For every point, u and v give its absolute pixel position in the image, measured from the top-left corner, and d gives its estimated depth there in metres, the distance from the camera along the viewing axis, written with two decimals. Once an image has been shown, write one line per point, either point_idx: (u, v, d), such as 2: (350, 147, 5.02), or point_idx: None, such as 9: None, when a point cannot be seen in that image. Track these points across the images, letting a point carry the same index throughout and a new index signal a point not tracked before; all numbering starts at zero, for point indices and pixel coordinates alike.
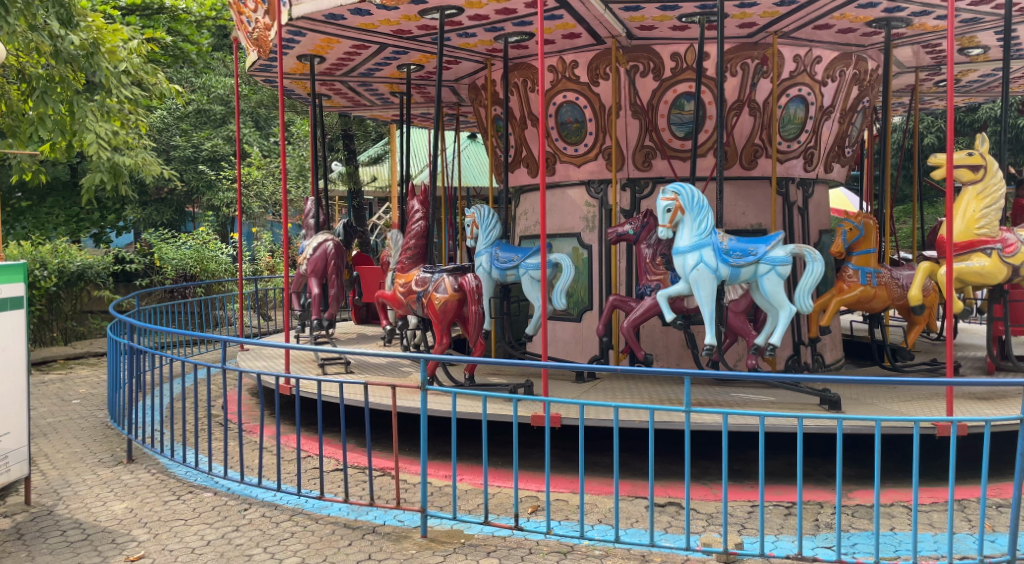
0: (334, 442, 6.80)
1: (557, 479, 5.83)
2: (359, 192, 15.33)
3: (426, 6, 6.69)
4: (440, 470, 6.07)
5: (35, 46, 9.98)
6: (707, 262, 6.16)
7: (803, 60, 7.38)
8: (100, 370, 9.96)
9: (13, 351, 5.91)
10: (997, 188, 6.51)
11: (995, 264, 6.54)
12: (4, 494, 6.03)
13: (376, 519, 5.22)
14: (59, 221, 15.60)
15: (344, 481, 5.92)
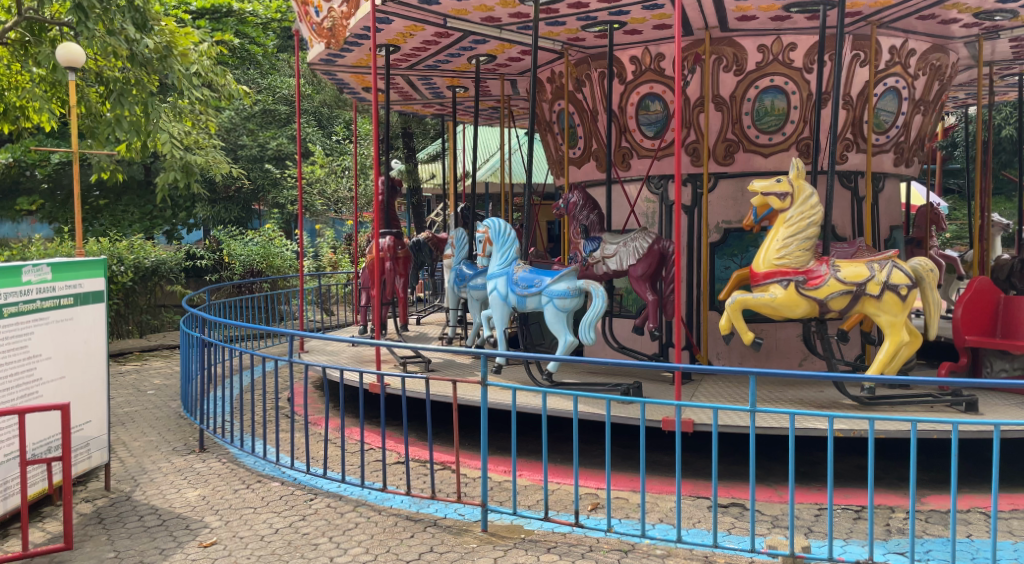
0: (396, 436, 6.92)
1: (618, 478, 5.85)
2: (418, 190, 15.46)
3: (372, 46, 8.11)
4: (499, 465, 6.14)
5: (113, 51, 10.31)
6: (498, 289, 7.12)
7: (771, 48, 7.17)
8: (172, 362, 10.28)
9: (95, 342, 6.20)
10: (804, 212, 6.18)
11: (792, 297, 6.14)
12: (86, 480, 6.32)
13: (438, 511, 5.31)
14: (134, 219, 16.11)
15: (406, 474, 6.01)
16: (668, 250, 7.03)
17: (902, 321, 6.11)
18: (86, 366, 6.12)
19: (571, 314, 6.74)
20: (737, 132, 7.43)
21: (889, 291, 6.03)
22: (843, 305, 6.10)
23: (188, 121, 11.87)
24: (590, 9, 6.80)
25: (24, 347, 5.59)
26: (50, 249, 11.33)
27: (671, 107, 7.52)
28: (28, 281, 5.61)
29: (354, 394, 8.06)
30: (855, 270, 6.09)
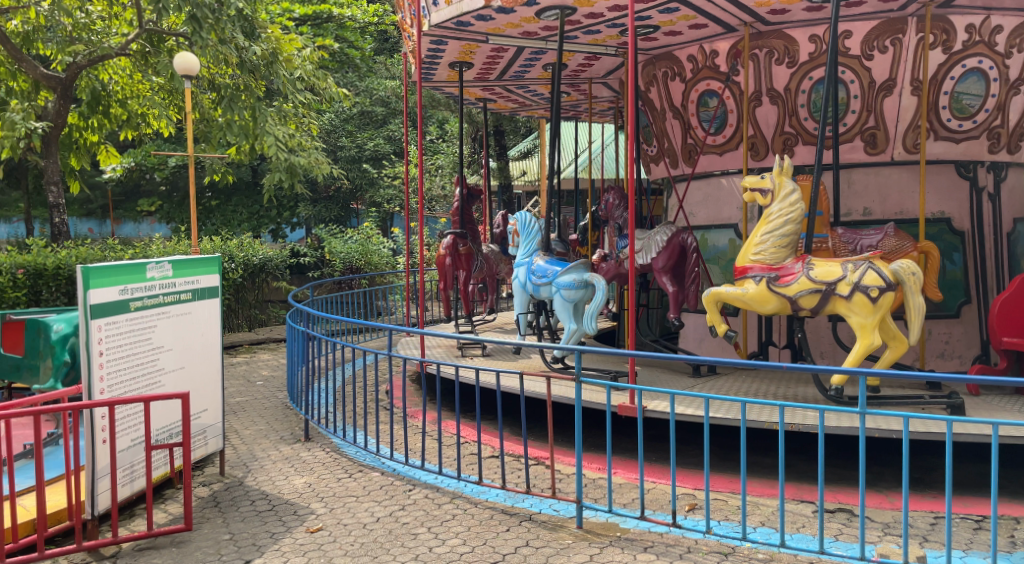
0: (491, 431, 7.06)
1: (718, 479, 5.83)
2: (510, 187, 15.57)
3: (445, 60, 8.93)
4: (594, 463, 6.21)
5: (224, 58, 10.82)
6: (519, 278, 7.83)
7: (824, 38, 7.03)
8: (279, 355, 10.75)
9: (209, 337, 6.58)
10: (781, 208, 6.34)
11: (763, 293, 6.30)
12: (202, 465, 6.72)
13: (533, 506, 5.41)
14: (242, 219, 17.94)
15: (502, 467, 6.12)
16: (688, 242, 7.55)
17: (874, 325, 5.95)
18: (202, 358, 6.49)
19: (577, 304, 7.31)
20: (794, 125, 7.35)
21: (857, 293, 5.94)
22: (814, 304, 6.12)
23: (292, 123, 12.30)
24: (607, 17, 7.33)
25: (148, 339, 5.97)
26: (168, 248, 12.01)
27: (727, 102, 7.65)
28: (152, 277, 6.00)
29: (449, 388, 8.23)
30: (827, 269, 6.08)
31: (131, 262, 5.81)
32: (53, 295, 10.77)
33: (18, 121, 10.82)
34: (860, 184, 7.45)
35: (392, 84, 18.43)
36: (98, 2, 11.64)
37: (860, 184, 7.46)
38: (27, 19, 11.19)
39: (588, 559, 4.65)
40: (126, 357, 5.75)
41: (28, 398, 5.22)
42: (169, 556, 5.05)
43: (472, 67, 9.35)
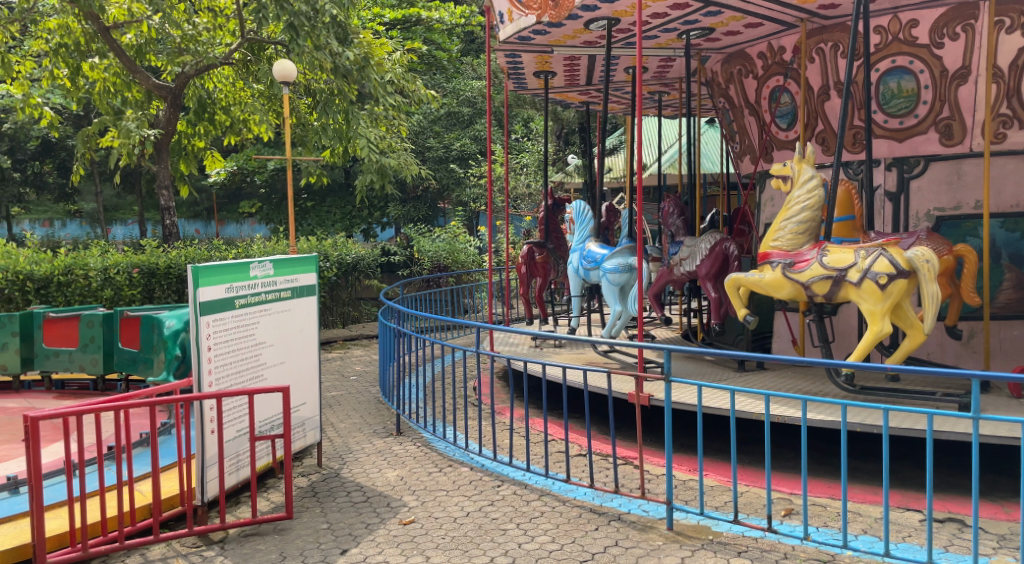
0: (578, 429, 7.14)
1: (815, 484, 5.77)
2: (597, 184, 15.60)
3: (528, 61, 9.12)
4: (684, 464, 6.22)
5: (319, 64, 11.21)
6: (573, 262, 8.89)
7: (890, 29, 6.89)
8: (371, 350, 11.10)
9: (307, 332, 6.88)
10: (799, 196, 6.66)
11: (779, 279, 6.55)
12: (301, 456, 7.03)
13: (622, 506, 5.47)
14: (336, 219, 18.99)
15: (590, 466, 6.19)
16: (731, 250, 7.65)
17: (884, 311, 6.06)
18: (300, 353, 6.79)
19: (622, 288, 8.04)
20: (865, 118, 7.25)
21: (866, 279, 6.07)
22: (825, 290, 6.29)
23: (383, 126, 12.66)
24: (668, 18, 7.42)
25: (252, 334, 6.29)
26: (268, 248, 12.54)
27: (797, 98, 7.74)
28: (255, 276, 6.31)
29: (536, 386, 8.34)
30: (840, 256, 6.24)
31: (237, 262, 6.12)
32: (165, 292, 11.40)
33: (133, 129, 11.31)
34: (971, 175, 7.08)
35: (479, 84, 18.68)
36: (204, 14, 12.29)
37: (970, 175, 7.09)
38: (141, 33, 11.89)
39: (679, 561, 4.69)
40: (232, 351, 6.07)
41: (145, 389, 5.58)
42: (273, 543, 5.31)
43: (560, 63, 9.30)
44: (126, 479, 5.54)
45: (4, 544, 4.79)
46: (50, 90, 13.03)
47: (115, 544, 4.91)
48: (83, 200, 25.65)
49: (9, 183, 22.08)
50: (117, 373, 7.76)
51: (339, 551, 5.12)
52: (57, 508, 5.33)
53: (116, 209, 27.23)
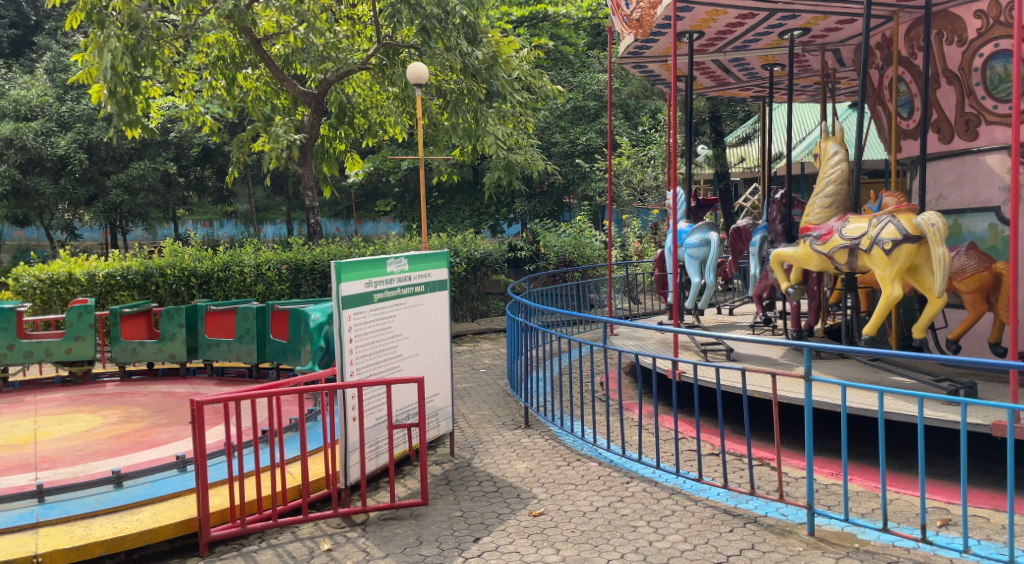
0: (711, 428, 7.11)
1: (965, 492, 5.56)
2: (726, 175, 15.30)
3: (658, 51, 9.14)
4: (824, 468, 6.11)
5: (450, 65, 11.54)
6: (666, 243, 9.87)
7: (990, 13, 6.83)
8: (499, 344, 11.40)
9: (439, 325, 7.18)
10: (826, 173, 7.66)
11: (808, 252, 7.48)
12: (435, 445, 7.35)
13: (758, 508, 5.45)
14: (465, 216, 19.48)
15: (722, 466, 6.17)
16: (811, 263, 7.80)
17: (891, 275, 6.65)
18: (433, 345, 7.10)
19: (704, 259, 9.05)
20: (974, 105, 7.15)
21: (875, 246, 6.74)
22: (843, 258, 7.09)
23: (512, 123, 12.88)
24: (749, 25, 8.23)
25: (388, 327, 6.61)
26: (403, 244, 13.06)
27: (913, 88, 7.74)
28: (392, 271, 6.64)
29: (665, 383, 8.33)
30: (858, 225, 6.98)
31: (375, 257, 6.45)
32: (310, 288, 12.12)
33: (281, 134, 12.07)
34: None
35: (604, 77, 18.66)
36: (344, 22, 12.96)
37: None
38: (288, 43, 12.68)
39: None
40: (372, 344, 6.41)
41: (295, 377, 5.96)
42: (410, 527, 5.60)
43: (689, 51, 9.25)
44: (277, 462, 5.95)
45: (175, 517, 5.24)
46: (209, 100, 14.09)
47: (270, 523, 5.28)
48: (237, 202, 27.49)
49: (175, 187, 24.04)
50: (268, 362, 8.43)
51: (473, 539, 5.35)
52: (219, 486, 5.80)
53: (266, 208, 28.98)
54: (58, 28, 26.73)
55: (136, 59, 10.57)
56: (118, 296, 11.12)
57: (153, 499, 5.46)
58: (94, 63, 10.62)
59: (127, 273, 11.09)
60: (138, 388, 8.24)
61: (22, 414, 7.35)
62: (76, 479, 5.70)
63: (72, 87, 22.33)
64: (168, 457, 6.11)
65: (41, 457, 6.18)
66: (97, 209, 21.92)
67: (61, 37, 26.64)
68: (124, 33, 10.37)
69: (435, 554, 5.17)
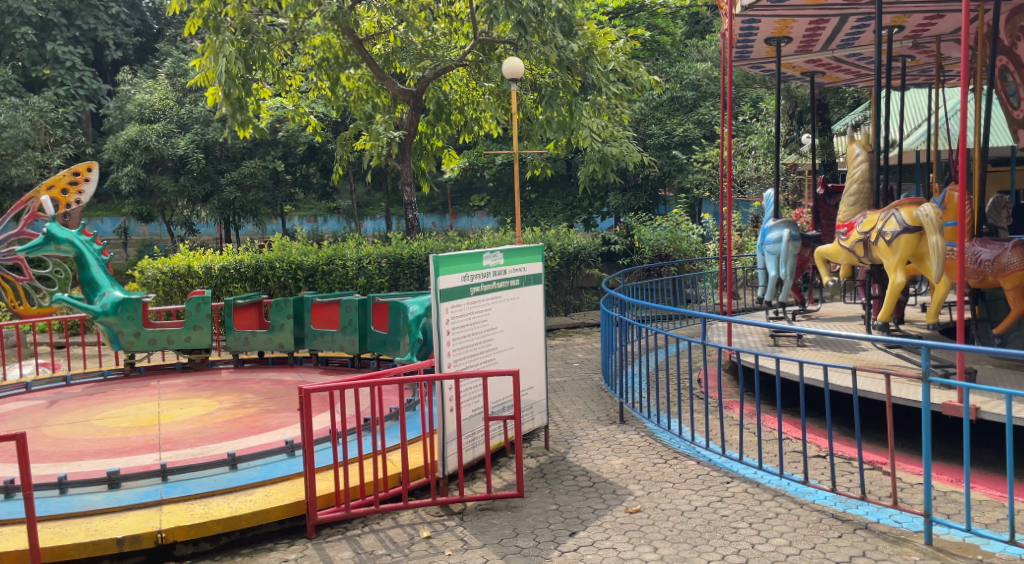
0: (817, 429, 6.94)
1: None
2: (832, 165, 14.76)
3: (758, 42, 8.98)
4: (941, 474, 5.90)
5: (545, 59, 11.55)
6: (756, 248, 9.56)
7: None
8: (592, 339, 11.40)
9: (533, 320, 7.23)
10: (852, 172, 8.03)
11: (837, 248, 8.03)
12: (530, 438, 7.43)
13: (869, 514, 5.31)
14: (559, 210, 19.51)
15: (829, 469, 6.01)
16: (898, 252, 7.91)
17: (896, 265, 7.19)
18: (528, 338, 7.16)
19: (778, 256, 8.93)
20: None
21: (881, 238, 7.36)
22: (861, 251, 7.68)
23: (606, 115, 12.82)
24: (840, 19, 8.22)
25: (485, 320, 6.70)
26: (497, 238, 13.21)
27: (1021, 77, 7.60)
28: (488, 265, 6.72)
29: (768, 382, 8.16)
30: (871, 220, 7.56)
31: (471, 252, 6.54)
32: (408, 281, 12.43)
33: (382, 133, 12.70)
34: None
35: (703, 66, 18.33)
36: (442, 19, 13.21)
37: None
38: (387, 43, 13.03)
39: None
40: (469, 337, 6.52)
41: (395, 368, 6.10)
42: (506, 518, 5.67)
43: (789, 44, 9.09)
44: (379, 449, 6.13)
45: (285, 500, 5.47)
46: (315, 100, 14.58)
47: (374, 509, 5.44)
48: (340, 198, 28.28)
49: (282, 184, 25.01)
50: (369, 353, 8.72)
51: (568, 533, 5.39)
52: (324, 471, 6.02)
53: (366, 203, 29.75)
54: (178, 36, 28.36)
55: (247, 63, 11.07)
56: (232, 288, 11.65)
57: (264, 481, 5.72)
58: (210, 66, 11.15)
59: (239, 266, 11.60)
60: (250, 376, 8.65)
61: (147, 397, 7.81)
62: (195, 460, 6.03)
63: (191, 90, 23.63)
64: (278, 441, 6.39)
65: (164, 438, 6.55)
66: (212, 206, 23.06)
67: (181, 44, 28.14)
68: (236, 39, 10.89)
69: (532, 546, 5.23)
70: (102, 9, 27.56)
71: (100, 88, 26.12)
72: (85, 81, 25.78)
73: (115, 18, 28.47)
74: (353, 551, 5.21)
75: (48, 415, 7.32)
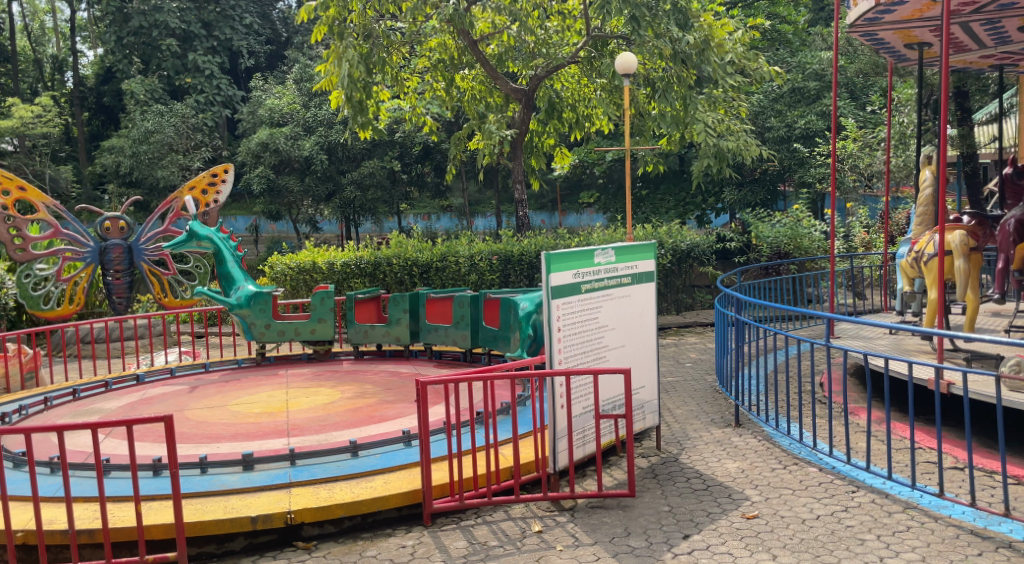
0: (953, 440, 6.60)
1: None
2: (973, 157, 13.87)
3: (890, 31, 8.56)
4: None
5: (659, 52, 11.42)
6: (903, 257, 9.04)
7: None
8: (706, 338, 11.19)
9: (645, 318, 7.15)
10: (920, 194, 8.20)
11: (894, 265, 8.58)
12: (642, 437, 7.38)
13: (1013, 533, 5.00)
14: (670, 207, 19.35)
15: (967, 483, 5.70)
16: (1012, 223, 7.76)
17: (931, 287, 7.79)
18: (639, 337, 7.09)
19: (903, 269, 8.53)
20: None
21: (923, 259, 7.90)
22: (909, 268, 8.27)
23: (722, 109, 12.53)
24: (981, 4, 7.73)
25: (595, 318, 6.68)
26: (608, 235, 13.15)
27: None
28: (599, 262, 6.68)
29: (899, 389, 7.79)
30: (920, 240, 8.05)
31: (584, 249, 6.50)
32: (518, 278, 12.52)
33: (495, 131, 12.72)
34: None
35: (827, 55, 17.60)
36: (554, 17, 13.31)
37: None
38: (501, 43, 13.23)
39: None
40: (579, 334, 6.50)
41: (507, 362, 6.16)
42: (618, 517, 5.65)
43: (925, 32, 8.60)
44: (492, 443, 6.21)
45: (403, 488, 5.63)
46: (432, 100, 14.90)
47: (488, 501, 5.51)
48: (452, 195, 28.86)
49: (399, 184, 25.71)
50: (482, 348, 8.86)
51: (682, 536, 5.32)
52: (440, 462, 6.16)
53: (478, 201, 30.18)
54: (304, 42, 29.65)
55: (369, 66, 11.43)
56: (352, 283, 12.07)
57: (384, 469, 5.91)
58: (334, 72, 11.59)
59: (359, 262, 12.00)
60: (369, 367, 8.94)
61: (276, 385, 8.20)
62: (320, 446, 6.28)
63: (315, 93, 24.68)
64: (396, 431, 6.58)
65: (292, 424, 6.85)
66: (334, 205, 24.03)
67: (307, 50, 29.38)
68: (359, 44, 11.28)
69: (643, 547, 5.19)
70: (237, 20, 28.89)
71: (235, 94, 27.55)
72: (222, 88, 27.19)
73: (249, 27, 29.90)
74: (466, 542, 5.30)
75: (190, 400, 7.80)
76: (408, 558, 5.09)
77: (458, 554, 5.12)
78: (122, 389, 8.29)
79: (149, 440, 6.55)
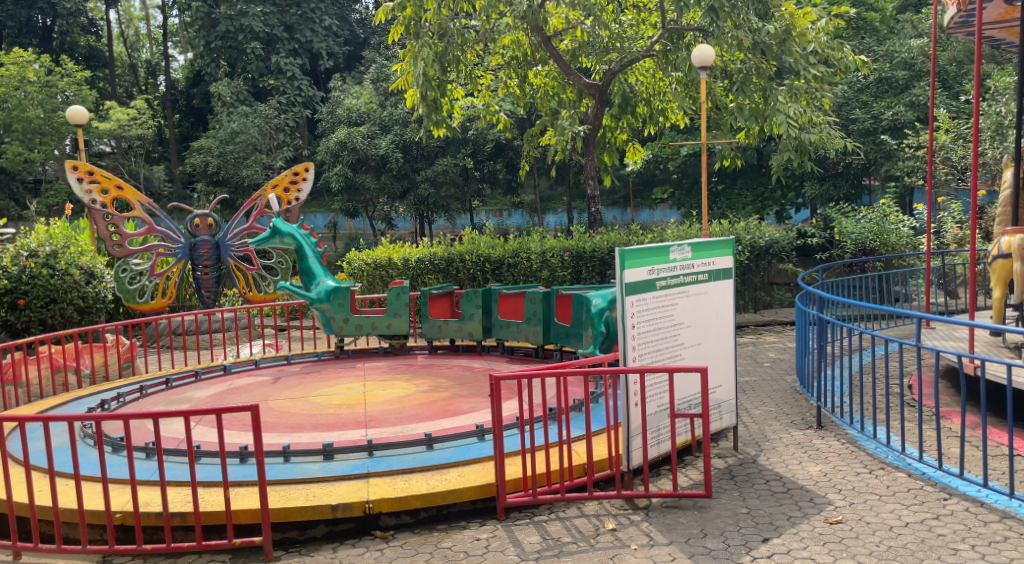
0: None
1: None
2: None
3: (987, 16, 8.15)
4: None
5: (739, 43, 11.19)
6: None
7: None
8: (785, 337, 10.88)
9: (722, 315, 6.98)
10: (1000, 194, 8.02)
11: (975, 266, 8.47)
12: (719, 437, 7.22)
13: None
14: (747, 201, 19.20)
15: None
16: None
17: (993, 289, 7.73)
18: (716, 335, 6.93)
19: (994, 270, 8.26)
20: None
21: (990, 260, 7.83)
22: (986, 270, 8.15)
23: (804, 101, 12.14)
24: None
25: (671, 315, 6.54)
26: (684, 230, 12.94)
27: None
28: (675, 259, 6.54)
29: (995, 392, 7.43)
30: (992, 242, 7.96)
31: (659, 245, 6.37)
32: (590, 274, 12.41)
33: (568, 126, 12.70)
34: None
35: (916, 43, 16.95)
36: (630, 11, 13.17)
37: None
38: (575, 38, 13.23)
39: None
40: (654, 331, 6.38)
41: (580, 359, 6.06)
42: (694, 518, 5.51)
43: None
44: (565, 439, 6.16)
45: (477, 481, 5.63)
46: (507, 97, 14.91)
47: (561, 497, 5.46)
48: (524, 192, 28.90)
49: (472, 180, 25.84)
50: (554, 344, 8.80)
51: (761, 539, 5.17)
52: (514, 456, 6.13)
53: (550, 197, 30.17)
54: (382, 42, 30.11)
55: (444, 65, 11.55)
56: (426, 279, 12.21)
57: (459, 462, 5.92)
58: (410, 71, 11.74)
59: (433, 258, 12.13)
60: (443, 362, 9.00)
61: (353, 378, 8.32)
62: (396, 438, 6.34)
63: (393, 93, 25.08)
64: (469, 425, 6.59)
65: (369, 416, 6.94)
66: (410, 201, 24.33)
67: (385, 50, 29.79)
68: (435, 43, 11.42)
69: (721, 549, 5.07)
70: (318, 22, 29.45)
71: (315, 95, 28.11)
72: (303, 89, 27.77)
73: (328, 29, 30.46)
74: (540, 537, 5.26)
75: (273, 390, 7.98)
76: (483, 550, 5.09)
77: (532, 549, 5.09)
78: (211, 378, 8.54)
79: (235, 428, 6.73)
